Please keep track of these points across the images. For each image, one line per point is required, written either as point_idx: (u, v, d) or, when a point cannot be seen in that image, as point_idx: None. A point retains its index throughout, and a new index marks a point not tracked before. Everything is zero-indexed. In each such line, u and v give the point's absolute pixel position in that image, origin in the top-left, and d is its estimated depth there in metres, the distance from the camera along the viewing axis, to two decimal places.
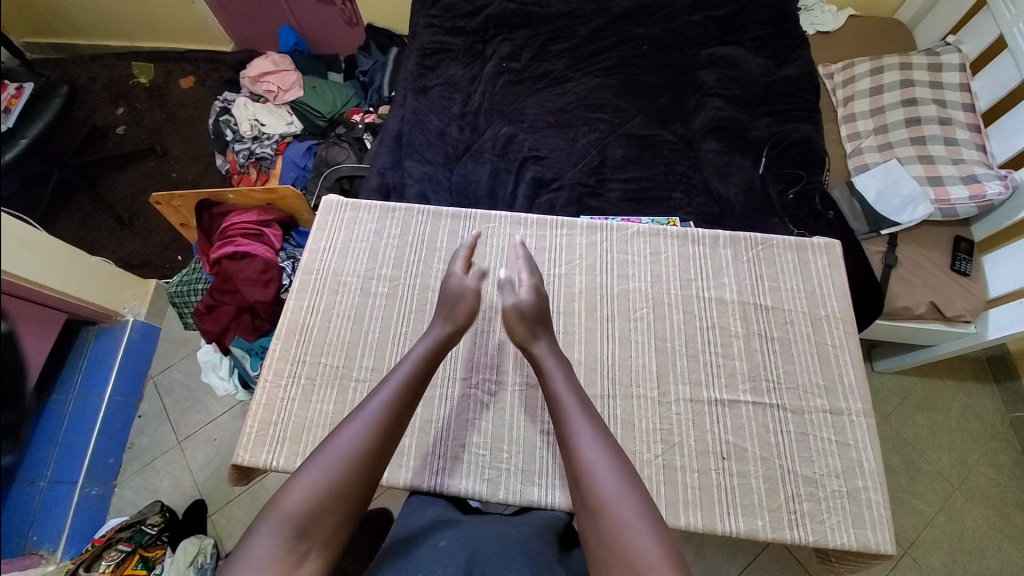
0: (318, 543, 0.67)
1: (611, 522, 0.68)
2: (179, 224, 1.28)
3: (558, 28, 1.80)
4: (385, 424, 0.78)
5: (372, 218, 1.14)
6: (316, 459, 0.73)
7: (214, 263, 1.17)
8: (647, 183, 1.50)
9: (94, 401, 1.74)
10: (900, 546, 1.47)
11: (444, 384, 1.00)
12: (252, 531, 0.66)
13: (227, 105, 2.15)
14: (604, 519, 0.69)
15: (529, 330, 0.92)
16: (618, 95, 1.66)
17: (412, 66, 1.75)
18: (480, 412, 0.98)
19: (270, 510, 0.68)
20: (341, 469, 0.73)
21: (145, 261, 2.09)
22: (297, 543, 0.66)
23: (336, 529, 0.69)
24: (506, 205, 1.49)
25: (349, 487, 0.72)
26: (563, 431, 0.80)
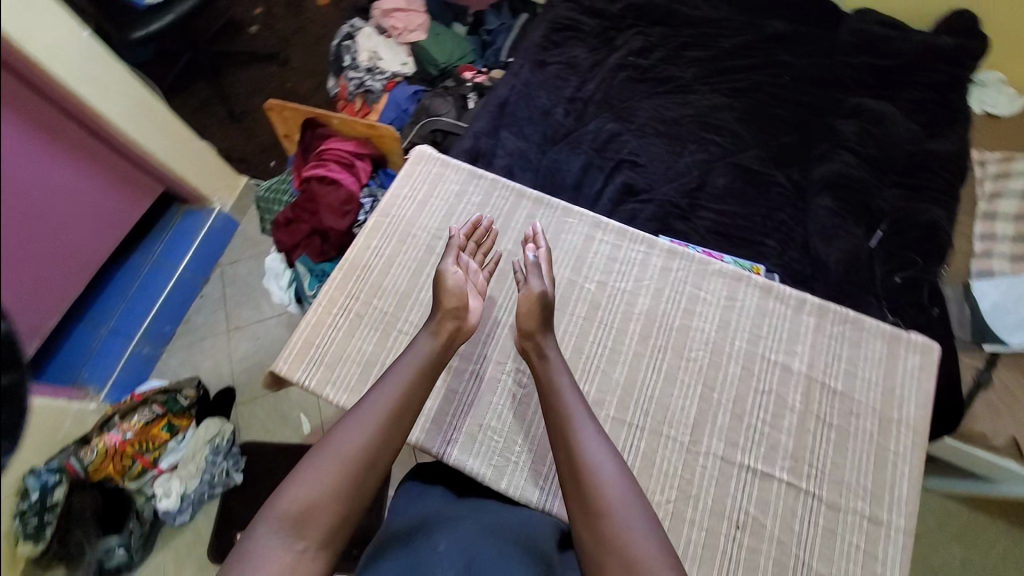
0: (314, 542, 0.71)
1: (612, 524, 0.70)
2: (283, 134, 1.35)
3: (699, 35, 1.69)
4: (381, 428, 0.81)
5: (458, 179, 1.14)
6: (317, 462, 0.76)
7: (304, 181, 1.23)
8: (742, 222, 1.41)
9: (166, 272, 1.91)
10: None
11: (477, 360, 1.00)
12: (254, 530, 0.70)
13: (353, 32, 2.20)
14: (602, 518, 0.71)
15: (533, 325, 0.91)
16: (740, 121, 1.55)
17: (538, 38, 1.72)
18: (503, 398, 0.97)
19: (268, 511, 0.72)
20: (338, 474, 0.76)
21: (242, 158, 2.26)
22: (293, 542, 0.70)
23: (334, 532, 0.73)
24: (588, 204, 1.44)
25: (347, 491, 0.75)
26: (560, 427, 0.81)
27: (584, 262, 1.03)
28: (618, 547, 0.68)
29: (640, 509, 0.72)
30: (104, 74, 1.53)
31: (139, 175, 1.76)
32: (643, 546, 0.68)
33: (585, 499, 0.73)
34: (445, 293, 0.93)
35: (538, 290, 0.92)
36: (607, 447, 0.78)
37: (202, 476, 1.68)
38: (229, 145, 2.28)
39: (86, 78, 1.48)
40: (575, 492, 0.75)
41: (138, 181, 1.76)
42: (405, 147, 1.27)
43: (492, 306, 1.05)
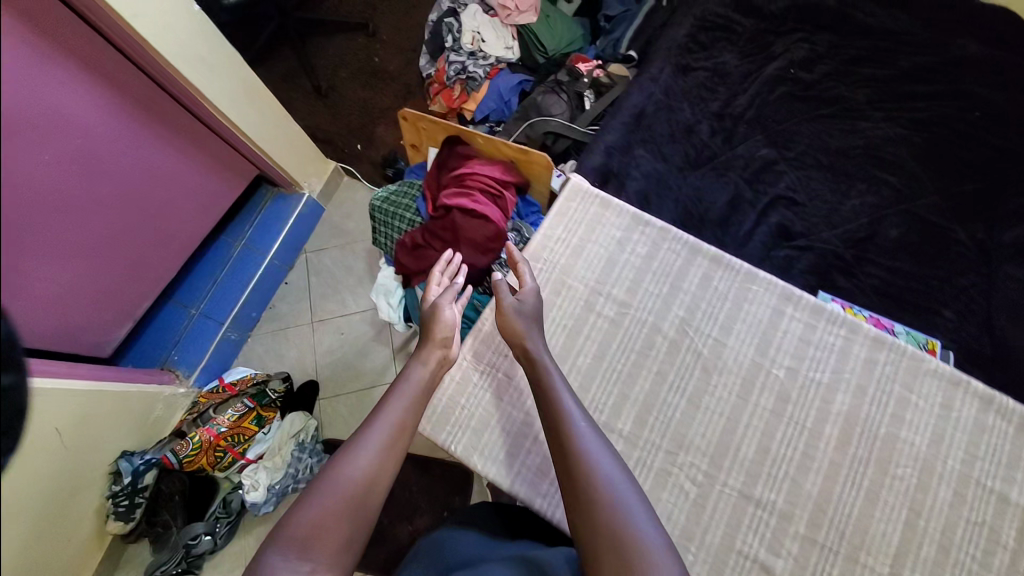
0: (323, 563, 0.65)
1: (610, 515, 0.62)
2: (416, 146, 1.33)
3: (874, 48, 1.44)
4: (388, 444, 0.77)
5: (620, 224, 0.99)
6: (325, 482, 0.71)
7: (445, 206, 1.17)
8: (915, 284, 1.22)
9: (256, 258, 1.85)
10: None
11: (644, 447, 0.85)
12: (263, 554, 0.64)
13: (455, 8, 2.01)
14: (595, 507, 0.63)
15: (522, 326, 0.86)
16: (915, 160, 1.33)
17: (682, 37, 1.50)
18: (675, 499, 0.82)
19: (276, 533, 0.67)
20: (349, 491, 0.71)
21: (327, 137, 2.16)
22: (301, 566, 0.64)
23: (342, 552, 0.67)
24: (736, 246, 1.27)
25: (357, 514, 0.70)
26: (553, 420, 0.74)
27: (770, 343, 0.89)
28: (618, 538, 0.60)
29: (637, 496, 0.65)
30: (213, 52, 1.39)
31: (235, 158, 1.65)
32: (642, 533, 0.60)
33: (576, 495, 0.65)
34: (432, 324, 0.92)
35: (510, 303, 0.88)
36: (599, 437, 0.72)
37: (287, 469, 1.64)
38: (314, 122, 2.18)
39: (190, 58, 1.33)
40: (567, 487, 0.67)
41: (233, 164, 1.66)
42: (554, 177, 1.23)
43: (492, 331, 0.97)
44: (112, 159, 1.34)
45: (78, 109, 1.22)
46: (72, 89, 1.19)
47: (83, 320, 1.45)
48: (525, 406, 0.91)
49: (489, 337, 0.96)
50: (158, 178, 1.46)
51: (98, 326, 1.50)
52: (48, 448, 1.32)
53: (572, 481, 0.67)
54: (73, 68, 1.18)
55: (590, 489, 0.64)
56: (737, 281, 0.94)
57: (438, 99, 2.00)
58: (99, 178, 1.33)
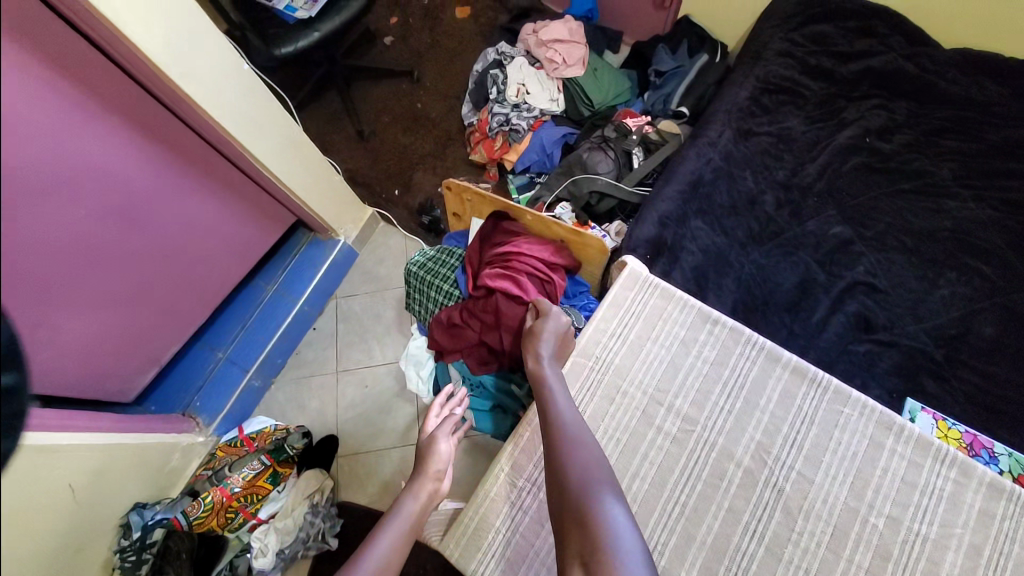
0: None
1: (576, 498, 0.64)
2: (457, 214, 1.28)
3: (963, 117, 1.30)
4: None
5: (685, 323, 0.90)
6: None
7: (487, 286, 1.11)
8: (1021, 396, 1.05)
9: (286, 302, 1.80)
10: None
11: None
12: None
13: (501, 59, 1.99)
14: (568, 491, 0.66)
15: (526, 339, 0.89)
16: (1016, 248, 1.17)
17: (744, 99, 1.40)
18: None
19: None
20: None
21: (365, 181, 2.15)
22: None
23: None
24: (806, 336, 1.13)
25: None
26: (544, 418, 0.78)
27: (864, 483, 0.78)
28: (583, 515, 0.61)
29: (608, 484, 0.66)
30: (262, 107, 1.38)
31: (273, 206, 1.63)
32: (609, 518, 0.61)
33: (553, 486, 0.68)
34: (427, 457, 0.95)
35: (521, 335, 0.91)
36: (586, 434, 0.75)
37: (298, 533, 1.52)
38: (353, 165, 2.17)
39: (238, 114, 1.32)
40: (548, 483, 0.70)
41: (273, 213, 1.64)
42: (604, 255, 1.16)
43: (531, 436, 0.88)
44: None
45: (127, 164, 1.21)
46: (118, 143, 1.17)
47: (109, 367, 1.41)
48: None
49: (530, 445, 0.87)
50: None
51: (124, 376, 1.46)
52: (57, 506, 1.23)
53: (550, 469, 0.71)
54: (120, 123, 1.16)
55: (561, 478, 0.67)
56: (824, 399, 0.83)
57: (479, 148, 1.97)
58: None
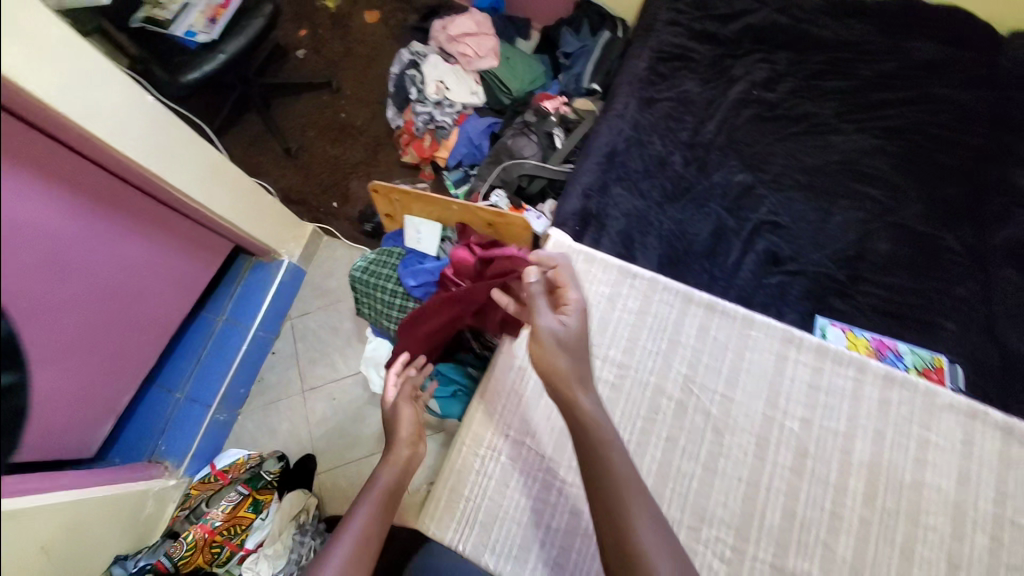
0: None
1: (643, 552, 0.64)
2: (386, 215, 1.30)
3: (835, 60, 1.44)
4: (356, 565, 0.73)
5: (608, 281, 0.98)
6: None
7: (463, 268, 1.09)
8: (915, 299, 1.18)
9: (240, 331, 1.79)
10: None
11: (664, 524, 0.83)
12: None
13: (416, 59, 2.02)
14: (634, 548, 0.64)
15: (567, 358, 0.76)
16: (897, 169, 1.30)
17: (643, 69, 1.50)
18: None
19: None
20: None
21: (301, 198, 2.13)
22: None
23: None
24: (725, 277, 1.25)
25: None
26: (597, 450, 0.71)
27: (779, 393, 0.88)
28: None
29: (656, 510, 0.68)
30: (174, 135, 1.36)
31: (208, 235, 1.60)
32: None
33: (613, 529, 0.66)
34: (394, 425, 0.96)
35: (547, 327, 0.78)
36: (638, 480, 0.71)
37: (289, 555, 1.51)
38: (286, 185, 2.14)
39: (150, 148, 1.30)
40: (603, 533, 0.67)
41: (210, 244, 1.62)
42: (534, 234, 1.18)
43: (492, 407, 0.95)
44: (80, 259, 1.28)
45: (41, 216, 1.17)
46: (27, 195, 1.14)
47: (64, 427, 1.37)
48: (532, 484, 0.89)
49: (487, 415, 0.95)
50: (134, 271, 1.41)
51: (84, 432, 1.43)
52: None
53: (599, 459, 0.71)
54: (27, 174, 1.12)
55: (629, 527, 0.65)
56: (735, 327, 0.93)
57: (409, 149, 1.99)
58: (75, 281, 1.29)
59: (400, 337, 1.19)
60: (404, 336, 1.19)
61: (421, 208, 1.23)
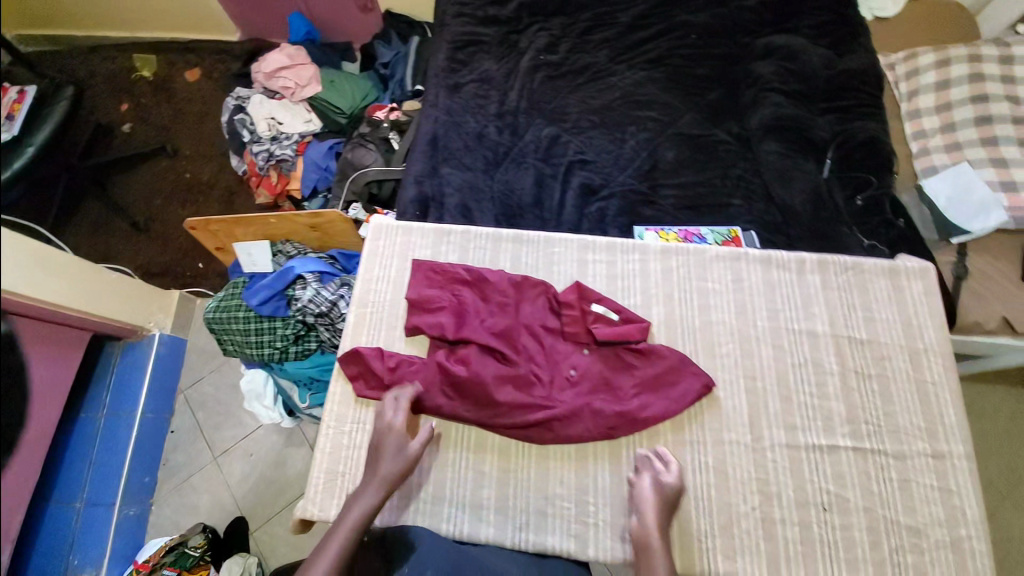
0: None
1: None
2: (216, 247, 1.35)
3: (598, 15, 1.67)
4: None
5: (425, 242, 1.09)
6: None
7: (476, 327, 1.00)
8: (703, 189, 1.41)
9: (125, 421, 1.68)
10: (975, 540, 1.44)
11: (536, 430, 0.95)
12: None
13: (241, 103, 2.02)
14: None
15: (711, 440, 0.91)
16: (667, 91, 1.54)
17: (443, 61, 1.63)
18: (563, 461, 0.94)
19: None
20: None
21: (164, 269, 2.05)
22: None
23: None
24: (554, 217, 1.41)
25: None
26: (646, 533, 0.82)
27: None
28: None
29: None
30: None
31: (54, 330, 1.50)
32: None
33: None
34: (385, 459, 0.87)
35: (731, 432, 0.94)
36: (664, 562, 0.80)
37: None
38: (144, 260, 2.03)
39: None
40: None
41: (64, 337, 1.53)
42: (355, 223, 1.28)
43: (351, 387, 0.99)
44: None
45: None
46: None
47: None
48: None
49: (343, 412, 0.98)
50: None
51: None
52: None
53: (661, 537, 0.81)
54: None
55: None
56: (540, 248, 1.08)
57: (260, 190, 1.97)
58: None
59: (268, 358, 1.21)
60: (270, 356, 1.21)
61: (245, 231, 1.29)
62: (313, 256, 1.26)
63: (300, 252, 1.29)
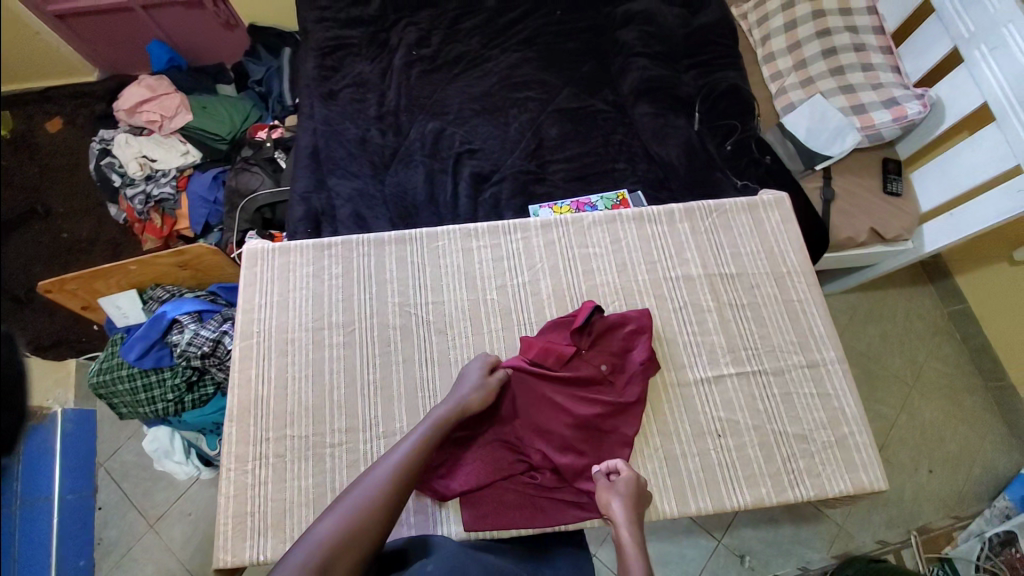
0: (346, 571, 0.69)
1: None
2: (82, 306, 1.28)
3: (464, 3, 1.67)
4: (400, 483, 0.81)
5: (307, 260, 1.09)
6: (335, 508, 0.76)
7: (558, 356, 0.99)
8: (589, 158, 1.45)
9: (43, 507, 1.45)
10: (883, 433, 1.59)
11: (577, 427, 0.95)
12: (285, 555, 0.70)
13: (106, 145, 1.86)
14: None
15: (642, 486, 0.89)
16: (542, 68, 1.57)
17: (312, 69, 1.57)
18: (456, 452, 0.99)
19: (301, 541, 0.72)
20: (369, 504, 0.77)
21: (56, 340, 1.74)
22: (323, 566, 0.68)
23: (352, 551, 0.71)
24: (451, 210, 1.41)
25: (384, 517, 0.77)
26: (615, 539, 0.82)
27: (475, 274, 1.10)
28: None
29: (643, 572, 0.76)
30: None
31: None
32: None
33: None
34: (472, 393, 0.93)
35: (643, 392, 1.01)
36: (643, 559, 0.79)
37: None
38: (30, 334, 1.73)
39: None
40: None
41: None
42: (227, 254, 1.25)
43: (249, 421, 0.97)
44: None
45: None
46: None
47: None
48: (321, 459, 0.95)
49: (242, 450, 0.95)
50: None
51: None
52: None
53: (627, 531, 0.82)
54: None
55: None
56: (426, 245, 1.12)
57: (146, 237, 1.83)
58: None
59: (163, 412, 1.15)
60: (165, 410, 1.15)
61: (107, 283, 1.22)
62: (189, 296, 1.21)
63: (173, 295, 1.24)
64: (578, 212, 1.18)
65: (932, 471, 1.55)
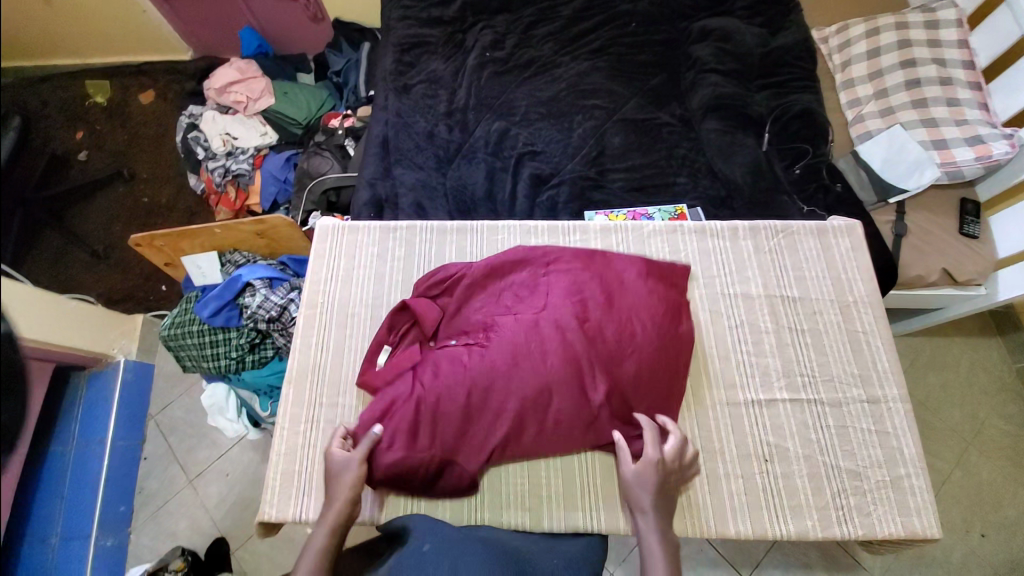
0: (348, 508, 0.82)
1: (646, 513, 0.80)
2: (165, 263, 1.38)
3: (540, 10, 1.71)
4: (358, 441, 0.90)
5: (373, 240, 1.16)
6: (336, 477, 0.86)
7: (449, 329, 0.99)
8: (649, 170, 1.45)
9: (97, 451, 1.56)
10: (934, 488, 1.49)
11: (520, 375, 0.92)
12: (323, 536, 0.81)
13: (194, 121, 2.01)
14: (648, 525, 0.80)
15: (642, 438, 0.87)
16: (611, 78, 1.58)
17: (390, 63, 1.64)
18: None
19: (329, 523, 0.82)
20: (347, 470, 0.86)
21: (127, 295, 1.88)
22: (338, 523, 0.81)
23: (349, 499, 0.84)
24: (507, 209, 1.44)
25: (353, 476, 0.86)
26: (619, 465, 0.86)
27: None
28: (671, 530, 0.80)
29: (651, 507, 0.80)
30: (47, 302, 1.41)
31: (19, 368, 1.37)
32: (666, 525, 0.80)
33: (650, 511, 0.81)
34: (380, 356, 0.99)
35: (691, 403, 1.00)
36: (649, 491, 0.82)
37: None
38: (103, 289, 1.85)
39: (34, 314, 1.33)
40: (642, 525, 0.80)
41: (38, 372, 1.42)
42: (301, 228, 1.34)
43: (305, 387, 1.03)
44: None
45: None
46: None
47: None
48: None
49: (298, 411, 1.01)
50: None
51: None
52: None
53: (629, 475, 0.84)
54: None
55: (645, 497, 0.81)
56: (485, 237, 1.16)
57: (219, 208, 1.94)
58: None
59: (224, 369, 1.23)
60: (227, 367, 1.23)
61: (191, 243, 1.32)
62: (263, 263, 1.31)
63: (249, 260, 1.34)
64: (637, 221, 1.19)
65: (985, 536, 1.44)
